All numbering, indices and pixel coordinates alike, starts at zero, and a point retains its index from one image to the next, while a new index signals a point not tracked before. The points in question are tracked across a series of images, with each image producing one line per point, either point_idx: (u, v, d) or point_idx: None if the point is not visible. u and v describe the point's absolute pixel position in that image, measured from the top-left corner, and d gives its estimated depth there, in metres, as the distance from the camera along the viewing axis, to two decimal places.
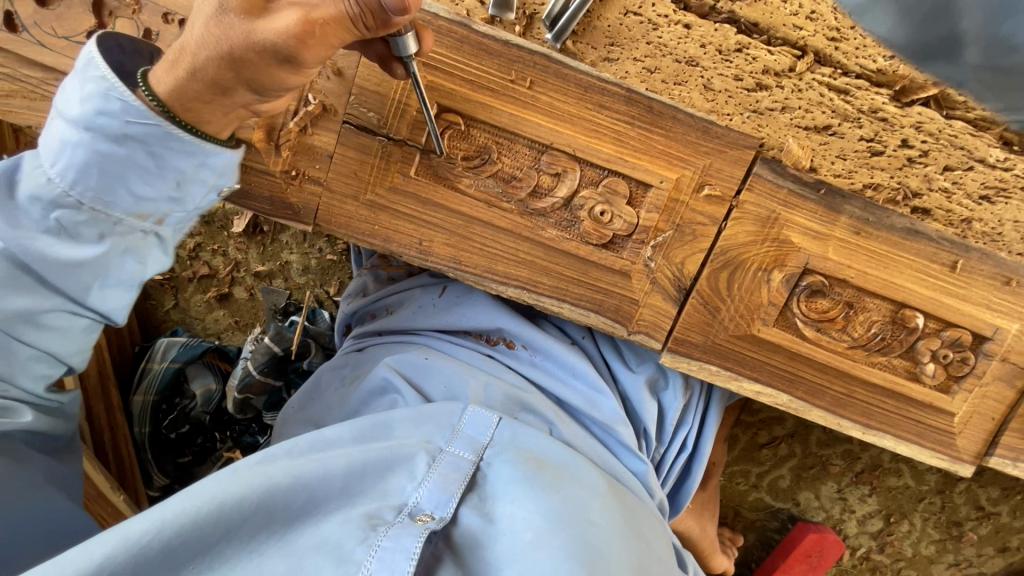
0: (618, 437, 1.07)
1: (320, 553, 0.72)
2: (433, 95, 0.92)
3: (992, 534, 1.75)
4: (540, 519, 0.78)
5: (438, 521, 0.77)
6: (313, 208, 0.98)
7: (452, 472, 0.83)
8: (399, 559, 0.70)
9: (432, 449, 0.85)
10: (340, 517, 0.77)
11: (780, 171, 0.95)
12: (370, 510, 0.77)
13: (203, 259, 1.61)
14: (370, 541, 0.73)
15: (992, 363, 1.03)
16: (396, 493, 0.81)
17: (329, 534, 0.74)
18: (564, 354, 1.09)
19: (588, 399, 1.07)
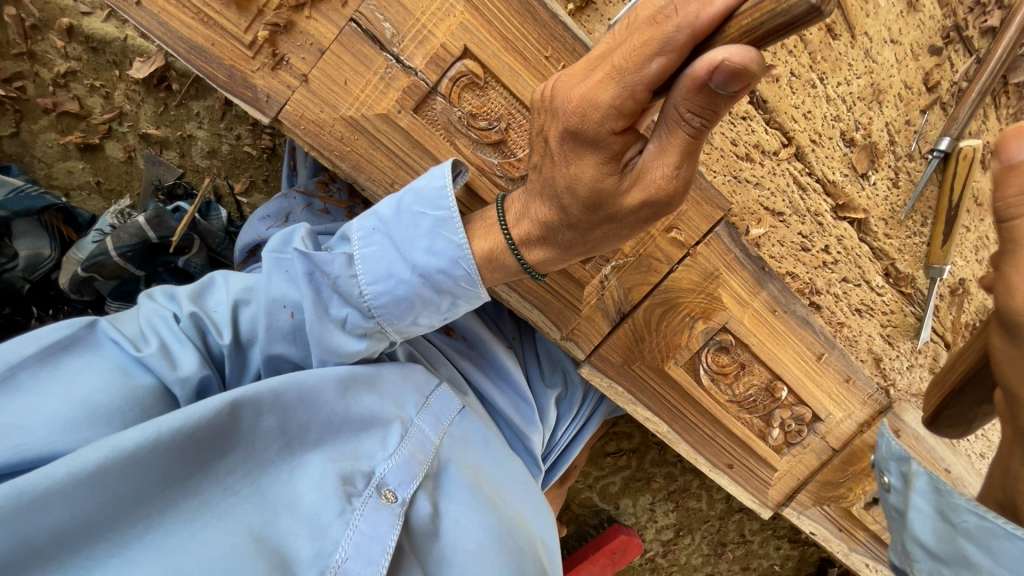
0: (528, 443, 1.15)
1: (296, 518, 0.73)
2: (463, 36, 0.83)
3: (742, 556, 2.18)
4: (486, 537, 0.84)
5: (403, 502, 0.78)
6: (281, 101, 0.83)
7: (417, 452, 0.83)
8: (375, 548, 0.73)
9: (405, 420, 0.85)
10: (318, 474, 0.76)
11: (735, 238, 1.06)
12: (343, 474, 0.77)
13: (75, 92, 1.28)
14: (347, 517, 0.74)
15: (815, 438, 1.28)
16: (366, 458, 0.81)
17: (309, 495, 0.74)
18: (499, 356, 1.12)
19: (513, 405, 1.13)
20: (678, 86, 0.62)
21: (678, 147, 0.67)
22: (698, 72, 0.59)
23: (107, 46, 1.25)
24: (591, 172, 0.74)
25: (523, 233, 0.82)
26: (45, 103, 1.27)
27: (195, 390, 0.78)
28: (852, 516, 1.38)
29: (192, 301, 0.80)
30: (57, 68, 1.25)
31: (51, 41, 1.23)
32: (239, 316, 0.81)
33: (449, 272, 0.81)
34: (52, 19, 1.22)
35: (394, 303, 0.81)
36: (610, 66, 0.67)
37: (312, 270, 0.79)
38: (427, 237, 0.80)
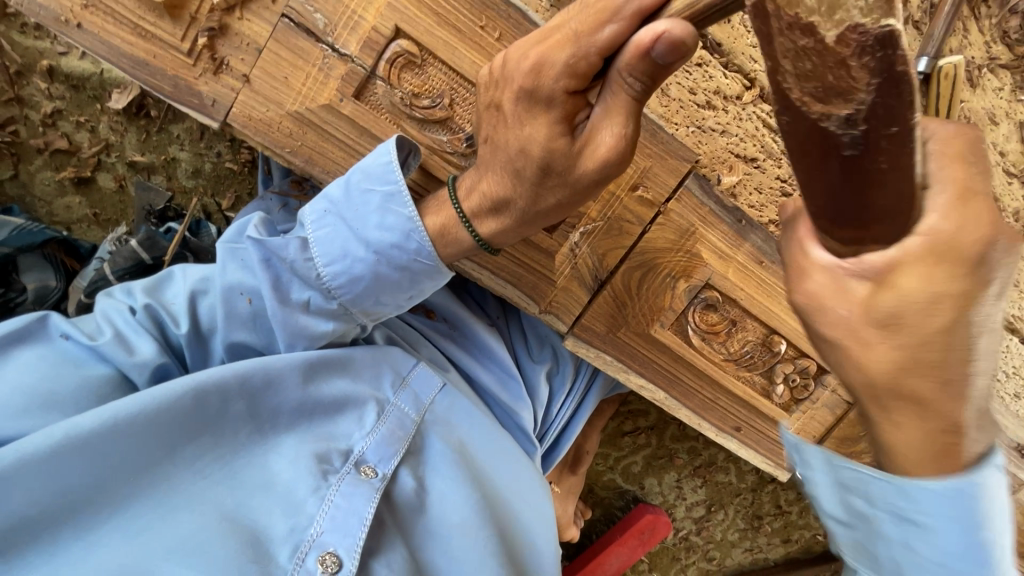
0: (520, 420, 1.15)
1: (271, 497, 0.77)
2: (393, 16, 0.83)
3: (782, 528, 2.10)
4: (472, 508, 0.86)
5: (383, 476, 0.81)
6: (227, 104, 0.85)
7: (396, 429, 0.86)
8: (352, 521, 0.76)
9: (381, 400, 0.88)
10: (290, 455, 0.80)
11: (706, 189, 1.02)
12: (319, 453, 0.81)
13: (63, 130, 1.34)
14: (323, 493, 0.77)
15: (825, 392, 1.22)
16: (343, 437, 0.84)
17: (283, 475, 0.79)
18: (481, 335, 1.12)
19: (500, 382, 1.14)
20: (625, 47, 0.63)
21: (624, 108, 0.67)
22: (644, 32, 0.61)
23: (87, 82, 1.32)
24: (543, 137, 0.72)
25: (474, 207, 0.81)
26: (37, 144, 1.34)
27: (152, 376, 0.82)
28: None
29: (147, 294, 0.84)
30: (44, 109, 1.32)
31: (35, 84, 1.30)
32: (197, 306, 0.84)
33: (403, 247, 0.82)
34: (33, 63, 1.29)
35: (353, 283, 0.83)
36: (565, 31, 0.67)
37: (268, 256, 0.81)
38: (376, 214, 0.81)
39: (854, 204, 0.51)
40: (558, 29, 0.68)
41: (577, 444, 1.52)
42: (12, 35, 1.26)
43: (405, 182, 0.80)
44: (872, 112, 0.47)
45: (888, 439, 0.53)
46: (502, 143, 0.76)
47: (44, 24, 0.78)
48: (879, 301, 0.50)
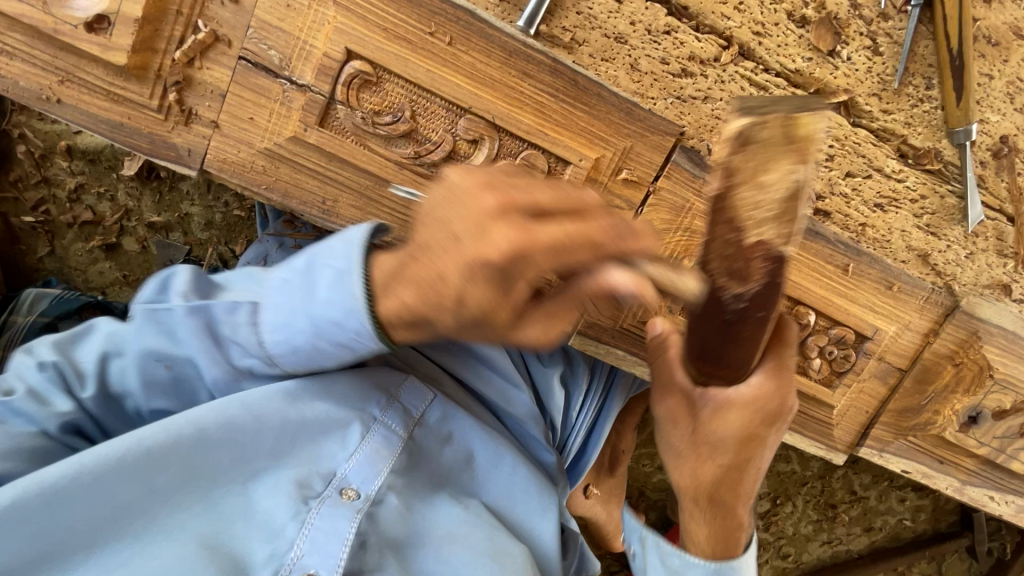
0: (528, 430, 1.14)
1: (256, 525, 0.84)
2: (342, 39, 0.84)
3: (861, 516, 1.93)
4: (457, 523, 0.96)
5: (364, 498, 0.88)
6: (200, 152, 0.88)
7: (382, 450, 0.92)
8: (335, 547, 0.82)
9: (366, 420, 0.93)
10: (270, 482, 0.85)
11: (697, 161, 0.96)
12: (301, 480, 0.86)
13: (87, 203, 1.44)
14: (304, 518, 0.84)
15: (869, 362, 1.12)
16: (328, 459, 0.89)
17: (268, 503, 0.84)
18: (480, 346, 1.10)
19: (502, 395, 1.12)
20: (589, 278, 0.70)
21: (567, 317, 0.76)
22: (618, 281, 0.68)
23: (101, 154, 1.41)
24: (490, 303, 0.68)
25: (392, 311, 0.74)
26: (66, 219, 1.44)
27: (69, 425, 0.84)
28: (950, 443, 1.18)
29: (58, 350, 0.83)
30: (68, 186, 1.42)
31: (58, 164, 1.41)
32: (108, 367, 0.83)
33: (342, 325, 0.76)
34: (53, 145, 1.39)
35: (294, 352, 0.80)
36: (546, 234, 0.64)
37: (207, 318, 0.79)
38: (320, 286, 0.76)
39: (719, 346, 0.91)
40: (549, 225, 0.64)
41: (613, 446, 1.45)
42: (32, 123, 1.37)
43: (359, 260, 0.74)
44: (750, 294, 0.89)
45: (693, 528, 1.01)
46: (432, 264, 0.69)
47: (30, 105, 0.84)
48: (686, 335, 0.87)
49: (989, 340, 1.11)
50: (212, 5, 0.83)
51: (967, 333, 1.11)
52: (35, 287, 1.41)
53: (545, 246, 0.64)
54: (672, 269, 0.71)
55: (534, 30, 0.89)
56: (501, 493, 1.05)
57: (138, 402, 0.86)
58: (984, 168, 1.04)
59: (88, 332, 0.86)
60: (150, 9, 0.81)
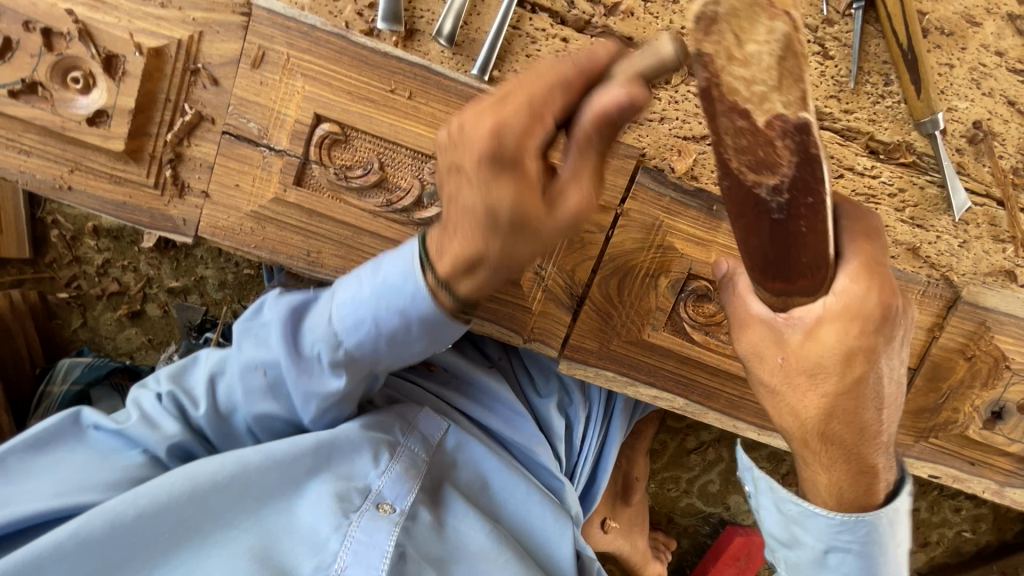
0: (538, 457, 1.13)
1: (301, 539, 0.86)
2: (312, 106, 0.91)
3: (914, 531, 1.77)
4: (485, 540, 0.96)
5: (400, 512, 0.90)
6: (194, 221, 0.96)
7: (409, 468, 0.96)
8: (373, 555, 0.84)
9: (394, 442, 0.97)
10: (313, 498, 0.89)
11: (661, 180, 0.98)
12: (340, 492, 0.89)
13: (113, 275, 1.56)
14: (345, 530, 0.86)
15: None
16: (361, 476, 0.92)
17: (308, 519, 0.88)
18: (482, 378, 1.14)
19: (509, 423, 1.13)
20: (583, 109, 0.62)
21: (589, 172, 0.66)
22: (608, 95, 0.60)
23: (123, 231, 1.53)
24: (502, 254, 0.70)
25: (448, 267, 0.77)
26: (96, 292, 1.57)
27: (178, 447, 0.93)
28: (977, 442, 1.12)
29: (171, 380, 0.95)
30: (96, 262, 1.55)
31: (87, 244, 1.54)
32: (214, 387, 0.94)
33: (398, 290, 0.82)
34: (81, 226, 1.53)
35: (356, 325, 0.85)
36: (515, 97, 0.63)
37: (286, 312, 0.89)
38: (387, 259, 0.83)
39: (788, 258, 0.67)
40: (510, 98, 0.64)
41: (624, 474, 1.42)
42: (63, 209, 1.52)
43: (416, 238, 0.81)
44: (794, 183, 0.62)
45: (818, 479, 0.82)
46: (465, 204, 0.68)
47: (48, 195, 0.94)
48: (803, 349, 0.73)
49: (1000, 329, 1.06)
50: (196, 89, 0.92)
51: (973, 325, 1.06)
52: (69, 357, 1.53)
53: (524, 99, 0.63)
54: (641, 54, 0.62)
55: (489, 76, 0.94)
56: (520, 515, 1.06)
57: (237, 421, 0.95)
58: (962, 155, 1.03)
59: (193, 364, 0.99)
60: (141, 99, 0.91)
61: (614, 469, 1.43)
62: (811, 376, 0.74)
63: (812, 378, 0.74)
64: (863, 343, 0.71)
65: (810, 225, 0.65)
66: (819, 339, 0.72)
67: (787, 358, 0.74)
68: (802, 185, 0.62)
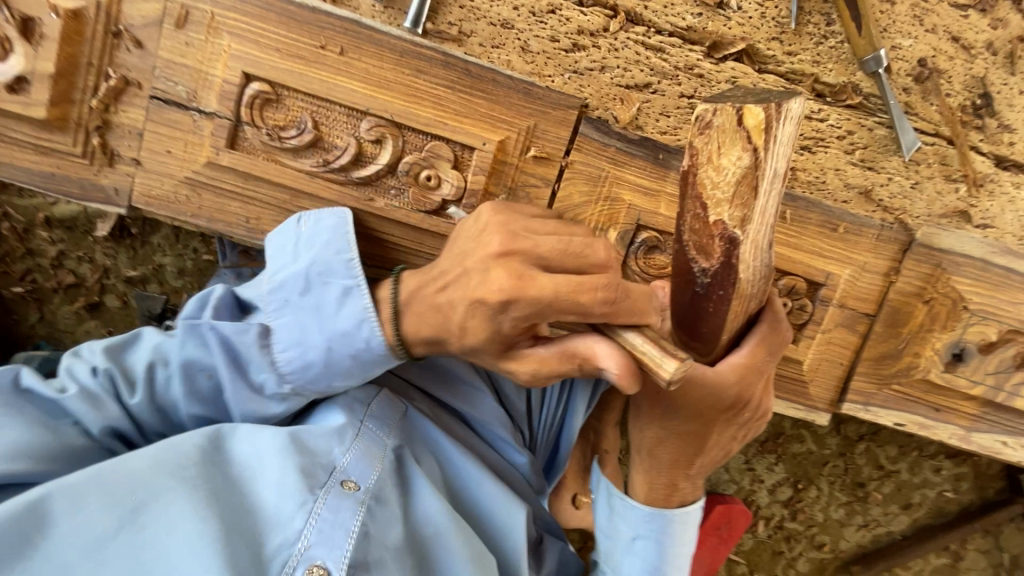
0: (495, 432, 1.10)
1: (256, 518, 0.82)
2: (239, 64, 0.89)
3: (896, 493, 1.66)
4: (446, 518, 0.93)
5: (365, 490, 0.86)
6: (127, 191, 0.94)
7: (374, 445, 0.91)
8: (337, 534, 0.80)
9: (360, 419, 0.93)
10: (275, 476, 0.84)
11: (604, 130, 0.96)
12: (304, 469, 0.84)
13: (68, 267, 1.53)
14: (309, 508, 0.81)
15: (829, 309, 1.06)
16: (325, 453, 0.88)
17: (269, 498, 0.83)
18: (435, 353, 1.09)
19: (464, 399, 1.09)
20: (582, 337, 0.74)
21: (550, 370, 0.75)
22: (604, 357, 0.72)
23: (77, 221, 1.50)
24: (484, 334, 0.75)
25: (423, 306, 0.81)
26: (51, 285, 1.53)
27: (109, 430, 0.89)
28: (941, 387, 1.10)
29: (108, 355, 0.90)
30: (50, 254, 1.52)
31: (39, 236, 1.50)
32: (154, 374, 0.90)
33: (352, 335, 0.84)
34: (33, 217, 1.49)
35: (305, 368, 0.87)
36: (545, 283, 0.70)
37: (225, 339, 0.86)
38: (335, 306, 0.85)
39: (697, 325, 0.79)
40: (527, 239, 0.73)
41: (594, 445, 1.40)
42: (13, 200, 1.47)
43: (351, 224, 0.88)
44: (715, 274, 0.73)
45: (637, 477, 1.00)
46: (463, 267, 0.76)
47: None
48: (673, 394, 0.87)
49: (957, 271, 1.04)
50: (120, 53, 0.89)
51: (930, 267, 1.05)
52: (26, 352, 1.50)
53: (545, 296, 0.70)
54: (659, 349, 0.68)
55: (422, 28, 0.93)
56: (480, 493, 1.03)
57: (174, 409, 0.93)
58: (908, 95, 1.02)
59: (135, 339, 0.94)
60: (62, 64, 0.88)
61: (583, 440, 1.41)
62: (664, 407, 0.89)
63: (662, 410, 0.90)
64: (708, 410, 0.87)
65: (716, 310, 0.75)
66: (677, 393, 0.86)
67: (657, 387, 0.88)
68: (721, 281, 0.72)
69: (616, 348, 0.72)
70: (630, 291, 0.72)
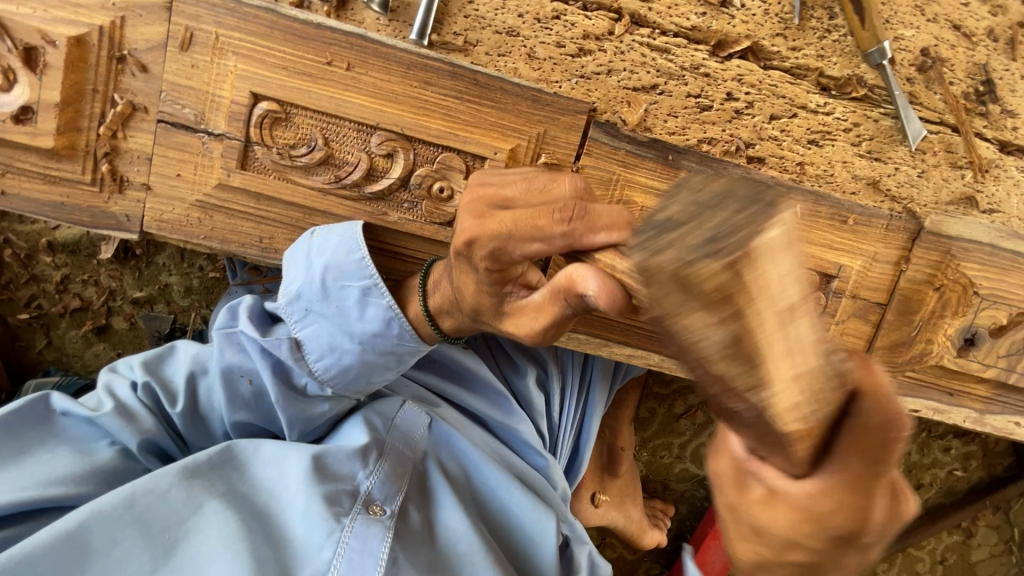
0: (522, 436, 1.10)
1: (284, 548, 0.81)
2: (247, 84, 0.88)
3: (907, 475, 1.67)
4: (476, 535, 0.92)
5: (391, 515, 0.87)
6: (139, 216, 0.93)
7: (396, 468, 0.92)
8: (366, 560, 0.81)
9: (379, 441, 0.93)
10: (300, 505, 0.83)
11: (614, 133, 0.96)
12: (329, 496, 0.84)
13: (73, 291, 1.52)
14: (337, 537, 0.81)
15: (842, 300, 1.07)
16: (348, 478, 0.88)
17: (297, 529, 0.83)
18: (457, 358, 1.08)
19: (490, 402, 1.10)
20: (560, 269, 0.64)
21: (551, 316, 0.68)
22: (581, 276, 0.61)
23: (80, 244, 1.49)
24: (472, 288, 0.75)
25: (438, 303, 0.84)
26: (58, 309, 1.52)
27: (146, 446, 0.89)
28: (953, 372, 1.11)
29: (146, 370, 0.92)
30: (54, 279, 1.50)
31: (43, 261, 1.49)
32: (195, 385, 0.92)
33: (384, 333, 0.87)
34: (35, 243, 1.47)
35: (343, 372, 0.89)
36: (501, 219, 0.69)
37: (261, 347, 0.87)
38: (358, 310, 0.87)
39: None
40: (496, 217, 0.69)
41: (611, 444, 1.41)
42: (14, 226, 1.46)
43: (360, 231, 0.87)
44: None
45: None
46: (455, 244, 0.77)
47: None
48: None
49: (965, 257, 1.05)
50: (125, 78, 0.89)
51: (939, 254, 1.06)
52: (36, 378, 1.49)
53: (505, 226, 0.68)
54: None
55: (428, 40, 0.92)
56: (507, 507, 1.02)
57: (211, 418, 0.94)
58: (913, 84, 1.02)
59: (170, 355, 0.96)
60: (67, 92, 0.87)
61: (598, 440, 1.42)
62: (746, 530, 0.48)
63: None
64: None
65: None
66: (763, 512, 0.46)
67: None
68: None
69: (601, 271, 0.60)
70: (596, 218, 0.65)
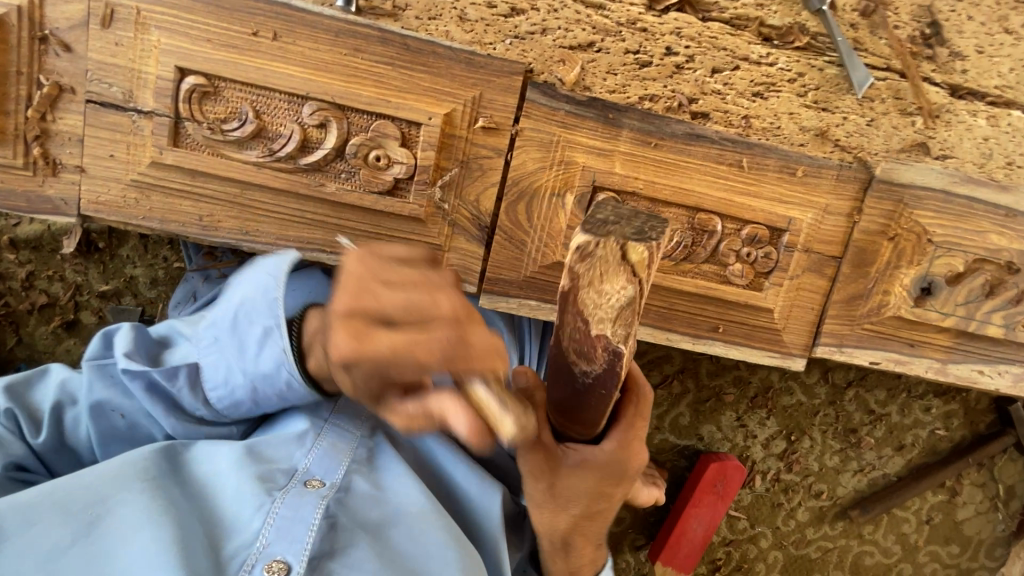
0: None
1: (218, 524, 0.82)
2: (172, 58, 0.87)
3: (888, 436, 1.65)
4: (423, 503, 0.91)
5: (330, 486, 0.86)
6: (74, 199, 0.92)
7: (339, 441, 0.91)
8: (297, 528, 0.80)
9: (320, 417, 0.93)
10: (234, 482, 0.84)
11: (551, 94, 0.95)
12: (261, 473, 0.85)
13: (40, 288, 1.52)
14: (268, 508, 0.81)
15: (795, 254, 1.06)
16: (286, 455, 0.88)
17: (230, 506, 0.84)
18: None
19: None
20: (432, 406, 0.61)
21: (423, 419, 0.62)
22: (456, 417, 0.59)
23: (43, 240, 1.49)
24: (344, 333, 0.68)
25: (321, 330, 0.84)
26: (25, 307, 1.52)
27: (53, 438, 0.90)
28: (913, 322, 1.10)
29: None
30: (20, 276, 1.51)
31: (6, 258, 1.49)
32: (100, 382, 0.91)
33: (279, 369, 0.84)
34: None
35: (236, 402, 0.88)
36: (396, 363, 0.61)
37: (164, 353, 0.86)
38: (257, 344, 0.83)
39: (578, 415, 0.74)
40: (382, 355, 0.61)
41: None
42: None
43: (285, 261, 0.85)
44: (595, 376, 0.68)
45: None
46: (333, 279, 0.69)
47: None
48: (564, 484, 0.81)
49: (919, 205, 1.04)
50: (49, 59, 0.88)
51: (892, 203, 1.04)
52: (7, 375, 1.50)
53: (387, 359, 0.60)
54: (502, 402, 0.60)
55: (355, 7, 0.91)
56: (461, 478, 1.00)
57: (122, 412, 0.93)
58: (856, 30, 1.01)
59: None
60: None
61: None
62: None
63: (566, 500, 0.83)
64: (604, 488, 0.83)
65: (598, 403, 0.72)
66: None
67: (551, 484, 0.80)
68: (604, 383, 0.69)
69: (482, 418, 0.59)
70: (485, 365, 0.61)
